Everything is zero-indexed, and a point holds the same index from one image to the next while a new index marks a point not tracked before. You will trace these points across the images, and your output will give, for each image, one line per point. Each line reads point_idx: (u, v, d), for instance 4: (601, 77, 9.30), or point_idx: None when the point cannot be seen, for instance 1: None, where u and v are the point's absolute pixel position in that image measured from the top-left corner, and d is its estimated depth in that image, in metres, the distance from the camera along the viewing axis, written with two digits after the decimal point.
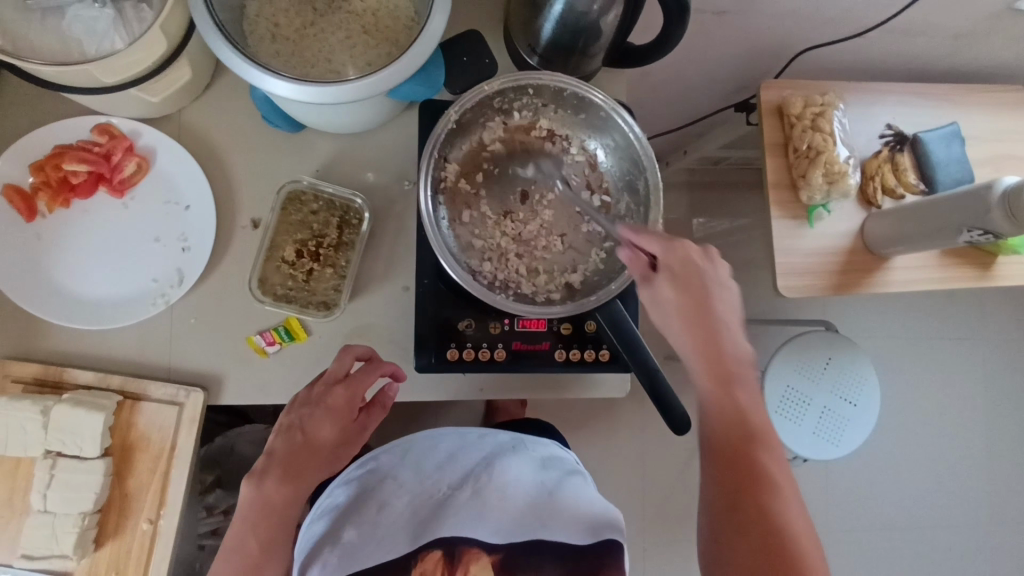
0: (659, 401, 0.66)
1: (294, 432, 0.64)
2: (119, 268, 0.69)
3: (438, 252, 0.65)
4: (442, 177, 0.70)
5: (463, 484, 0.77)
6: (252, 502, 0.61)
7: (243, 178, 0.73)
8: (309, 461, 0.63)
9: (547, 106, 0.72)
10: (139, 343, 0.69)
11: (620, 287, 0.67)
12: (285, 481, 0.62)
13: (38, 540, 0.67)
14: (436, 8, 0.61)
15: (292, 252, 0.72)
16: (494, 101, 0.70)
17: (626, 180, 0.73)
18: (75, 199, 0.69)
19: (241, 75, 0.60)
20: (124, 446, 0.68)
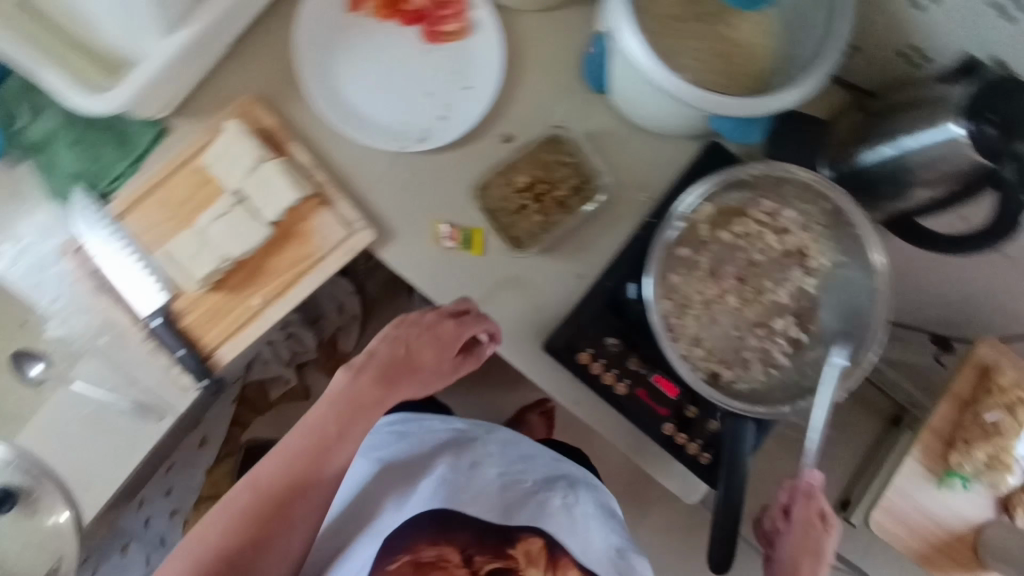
0: (720, 535, 0.65)
1: (399, 346, 0.69)
2: (385, 95, 0.72)
3: (648, 266, 0.68)
4: (692, 209, 0.69)
5: (552, 488, 0.85)
6: (340, 390, 0.69)
7: (524, 97, 0.75)
8: (403, 375, 0.69)
9: (821, 225, 0.69)
10: (356, 161, 0.72)
11: (771, 416, 0.65)
12: (378, 382, 0.69)
13: (182, 251, 0.66)
14: (799, 84, 0.62)
15: (525, 181, 0.73)
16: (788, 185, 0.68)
17: (831, 341, 0.70)
18: (395, 21, 0.72)
19: (607, 13, 0.60)
20: (289, 230, 0.69)
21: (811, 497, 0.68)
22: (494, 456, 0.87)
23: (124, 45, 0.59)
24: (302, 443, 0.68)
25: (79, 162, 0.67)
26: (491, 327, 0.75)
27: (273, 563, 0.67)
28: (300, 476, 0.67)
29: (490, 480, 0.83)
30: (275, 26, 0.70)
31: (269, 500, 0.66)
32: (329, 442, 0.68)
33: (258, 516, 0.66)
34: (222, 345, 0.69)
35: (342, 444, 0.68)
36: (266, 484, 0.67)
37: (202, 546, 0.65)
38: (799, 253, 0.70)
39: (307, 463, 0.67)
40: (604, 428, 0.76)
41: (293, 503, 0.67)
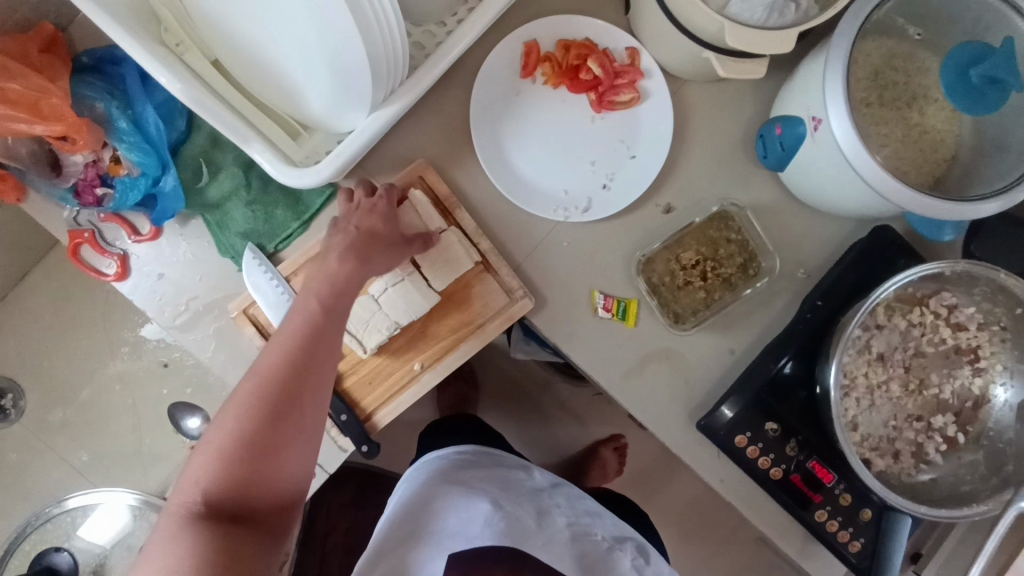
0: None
1: (349, 228, 0.63)
2: (551, 160, 0.72)
3: (836, 352, 0.65)
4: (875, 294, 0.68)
5: (623, 547, 0.84)
6: (324, 276, 0.59)
7: (685, 167, 0.74)
8: (369, 246, 0.62)
9: (1000, 329, 0.68)
10: (516, 226, 0.72)
11: (930, 513, 0.63)
12: (347, 257, 0.60)
13: (354, 316, 0.67)
14: (999, 197, 0.60)
15: (690, 257, 0.72)
16: (980, 285, 0.67)
17: (992, 450, 0.68)
18: (565, 87, 0.72)
19: (822, 97, 0.59)
20: (451, 297, 0.69)
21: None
22: (563, 506, 0.87)
23: (325, 116, 0.61)
24: (297, 325, 0.57)
25: (250, 222, 0.67)
26: (640, 400, 0.73)
27: (296, 453, 0.54)
28: (305, 358, 0.56)
29: (562, 527, 0.82)
30: (450, 89, 0.71)
31: (273, 387, 0.54)
32: (321, 322, 0.57)
33: (270, 403, 0.53)
34: (380, 407, 0.69)
35: (337, 322, 0.58)
36: (267, 372, 0.54)
37: (219, 439, 0.52)
38: (967, 354, 0.69)
39: (309, 340, 0.57)
40: (744, 505, 0.74)
41: (299, 385, 0.55)
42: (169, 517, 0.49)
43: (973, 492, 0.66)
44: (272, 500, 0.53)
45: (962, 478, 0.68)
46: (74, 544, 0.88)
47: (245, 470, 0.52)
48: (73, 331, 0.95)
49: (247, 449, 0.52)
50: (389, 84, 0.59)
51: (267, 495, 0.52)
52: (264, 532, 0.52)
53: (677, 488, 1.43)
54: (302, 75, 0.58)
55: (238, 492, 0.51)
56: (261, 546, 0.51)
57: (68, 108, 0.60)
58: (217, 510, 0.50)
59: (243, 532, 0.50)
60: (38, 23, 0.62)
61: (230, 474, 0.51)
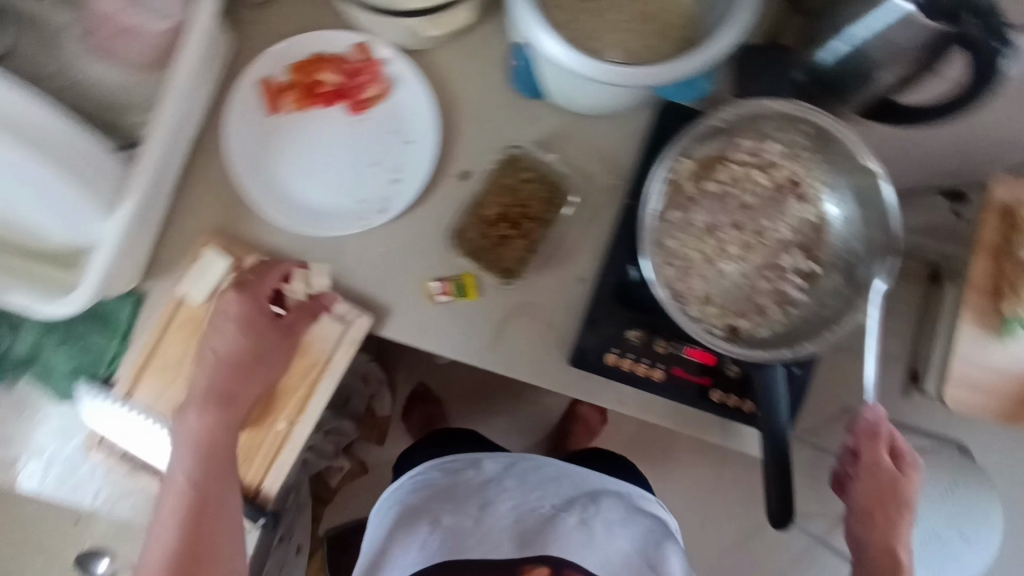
0: (777, 492, 0.62)
1: (210, 358, 0.65)
2: (334, 179, 0.72)
3: (643, 245, 0.65)
4: (675, 170, 0.68)
5: (569, 510, 0.90)
6: (194, 427, 0.63)
7: (465, 129, 0.73)
8: (232, 371, 0.65)
9: (808, 153, 0.68)
10: (329, 254, 0.72)
11: (796, 356, 0.62)
12: (203, 414, 0.64)
13: (197, 407, 0.67)
14: (731, 25, 0.58)
15: (495, 214, 0.72)
16: (765, 120, 0.66)
17: (844, 263, 0.68)
18: (316, 105, 0.72)
19: (518, 21, 0.59)
20: (288, 346, 0.69)
21: (874, 437, 0.64)
22: (511, 488, 0.92)
23: (74, 236, 0.60)
24: (188, 456, 0.63)
25: (73, 358, 0.68)
26: (513, 363, 0.73)
27: (226, 557, 0.63)
28: (205, 481, 0.63)
29: (506, 514, 0.90)
30: (209, 154, 0.70)
31: (190, 513, 0.62)
32: (211, 445, 0.64)
33: (189, 521, 0.62)
34: (267, 476, 0.70)
35: (225, 443, 0.64)
36: (182, 501, 0.62)
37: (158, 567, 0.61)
38: (787, 190, 0.69)
39: (210, 469, 0.63)
40: (652, 415, 0.74)
41: (211, 501, 0.63)
42: None
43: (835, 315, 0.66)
44: None
45: (826, 306, 0.67)
46: None
47: None
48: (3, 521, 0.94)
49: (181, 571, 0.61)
50: (113, 182, 0.58)
51: None
52: None
53: None
54: (29, 210, 0.57)
55: None
56: None
57: None
58: None
59: None
60: None
61: None
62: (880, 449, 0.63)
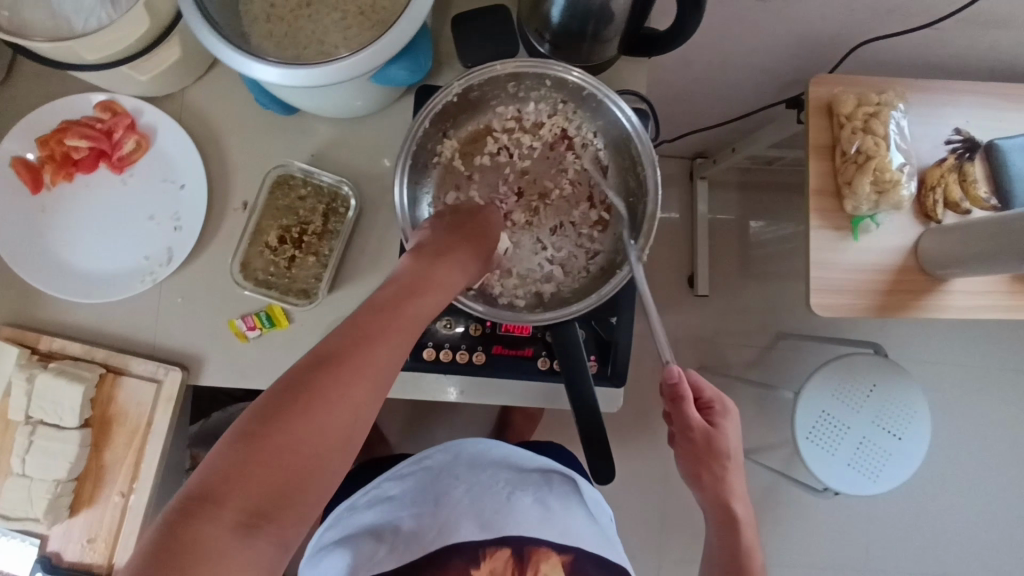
0: (591, 448, 0.61)
1: (359, 328, 0.45)
2: (113, 242, 0.70)
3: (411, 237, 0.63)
4: (437, 152, 0.67)
5: (524, 487, 0.81)
6: (235, 466, 0.38)
7: (237, 160, 0.72)
8: (352, 357, 0.43)
9: (567, 103, 0.67)
10: (128, 318, 0.70)
11: (586, 305, 0.61)
12: (296, 404, 0.40)
13: (15, 501, 0.67)
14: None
15: (276, 237, 0.71)
16: (508, 83, 0.65)
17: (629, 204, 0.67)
18: (78, 174, 0.70)
19: (211, 51, 0.56)
20: (103, 419, 0.69)
21: (679, 398, 0.60)
22: (463, 477, 0.83)
23: None
24: (227, 519, 0.36)
25: None
26: None
27: None
28: (254, 549, 0.37)
29: (460, 495, 0.81)
30: None
31: None
32: (267, 497, 0.38)
33: None
34: (115, 553, 0.69)
35: (300, 474, 0.39)
36: None
37: None
38: (558, 145, 0.69)
39: (266, 514, 0.38)
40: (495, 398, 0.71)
41: (310, 452, 0.40)
42: None
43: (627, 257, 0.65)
44: None
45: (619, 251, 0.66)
46: None
47: None
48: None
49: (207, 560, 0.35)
50: None
51: None
52: None
53: None
54: None
55: None
56: None
57: None
58: None
59: None
60: None
61: None
62: (687, 415, 0.61)
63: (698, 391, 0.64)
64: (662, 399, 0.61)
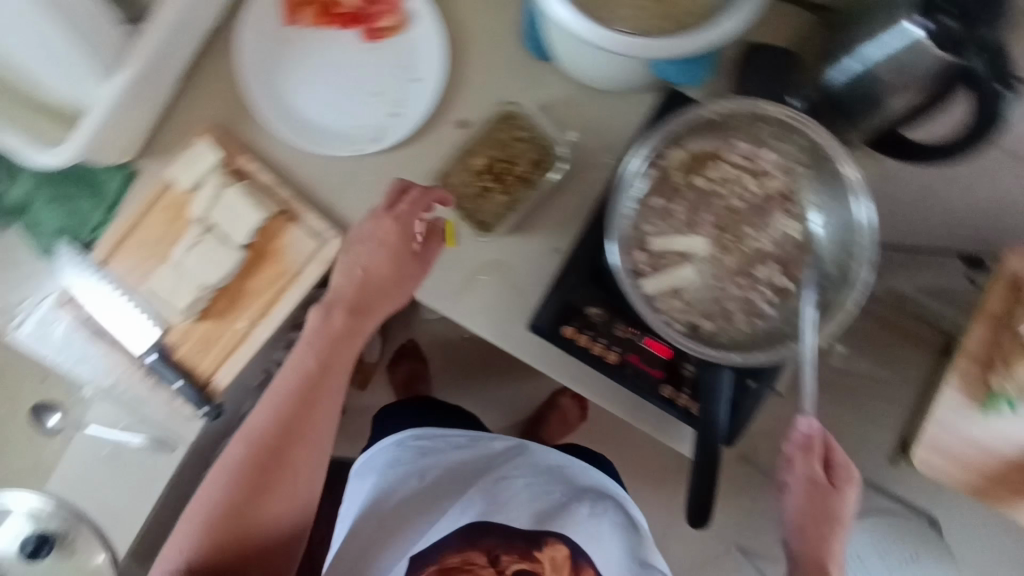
0: (696, 486, 0.61)
1: (350, 283, 0.69)
2: (336, 100, 0.73)
3: (614, 226, 0.65)
4: (664, 158, 0.67)
5: (575, 501, 0.95)
6: (276, 394, 0.69)
7: (474, 79, 0.74)
8: (338, 347, 0.70)
9: (804, 165, 0.67)
10: (320, 172, 0.73)
11: (745, 361, 0.63)
12: (321, 339, 0.69)
13: (165, 285, 0.70)
14: (736, 10, 0.57)
15: (482, 163, 0.73)
16: (763, 124, 0.65)
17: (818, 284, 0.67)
18: (333, 26, 0.73)
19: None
20: (262, 250, 0.71)
21: (808, 450, 0.60)
22: (521, 473, 0.97)
23: (71, 94, 0.62)
24: (262, 437, 0.68)
25: (60, 219, 0.71)
26: (475, 316, 0.74)
27: (277, 509, 0.69)
28: (278, 438, 0.68)
29: (518, 489, 0.95)
30: (220, 48, 0.72)
31: (253, 468, 0.67)
32: (287, 424, 0.69)
33: (252, 476, 0.68)
34: (216, 372, 0.72)
35: (308, 411, 0.69)
36: (236, 461, 0.68)
37: (189, 528, 0.67)
38: (774, 202, 0.68)
39: (287, 421, 0.69)
40: (604, 400, 0.74)
41: (288, 422, 0.69)
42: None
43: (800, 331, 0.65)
44: (271, 532, 0.69)
45: (790, 321, 0.66)
46: None
47: (234, 543, 0.67)
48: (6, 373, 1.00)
49: (234, 517, 0.67)
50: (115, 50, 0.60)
51: (258, 556, 0.69)
52: None
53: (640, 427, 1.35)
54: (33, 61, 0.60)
55: (236, 541, 0.67)
56: None
57: None
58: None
59: None
60: None
61: (218, 542, 0.67)
62: (811, 462, 0.60)
63: (829, 451, 0.62)
64: (789, 442, 0.61)
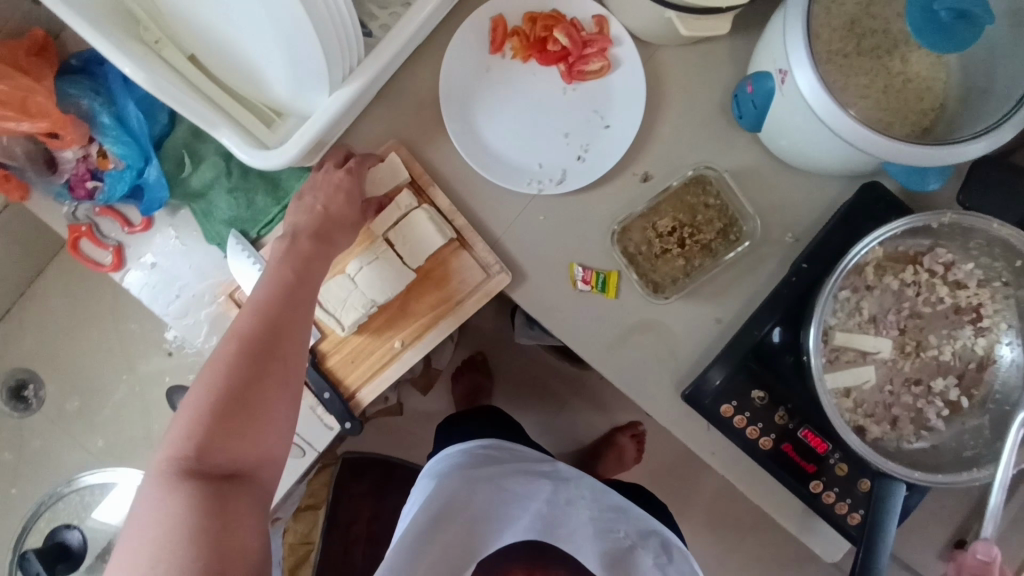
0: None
1: (316, 208, 0.65)
2: (525, 135, 0.72)
3: (817, 314, 0.64)
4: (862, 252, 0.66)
5: (646, 545, 0.79)
6: (278, 273, 0.61)
7: (664, 134, 0.72)
8: (320, 261, 0.63)
9: (1004, 284, 0.65)
10: (495, 202, 0.72)
11: (928, 479, 0.60)
12: (313, 239, 0.63)
13: (332, 296, 0.68)
14: (986, 135, 0.57)
15: (667, 225, 0.72)
16: (976, 237, 0.63)
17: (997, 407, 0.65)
18: (534, 60, 0.72)
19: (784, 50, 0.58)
20: (427, 274, 0.70)
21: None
22: (586, 499, 0.83)
23: (289, 97, 0.63)
24: (261, 306, 0.57)
25: (234, 208, 0.70)
26: (623, 373, 0.72)
27: (282, 410, 0.55)
28: (282, 316, 0.58)
29: (586, 520, 0.79)
30: (420, 65, 0.72)
31: (257, 339, 0.56)
32: (294, 292, 0.60)
33: (255, 357, 0.55)
34: (361, 387, 0.71)
35: (310, 288, 0.61)
36: (246, 329, 0.56)
37: (183, 421, 0.51)
38: (963, 314, 0.66)
39: (287, 303, 0.59)
40: (740, 482, 0.72)
41: (296, 298, 0.60)
42: (151, 481, 0.48)
43: (975, 454, 0.63)
44: (271, 430, 0.54)
45: (961, 440, 0.65)
46: (84, 522, 0.87)
47: (233, 434, 0.52)
48: (82, 325, 0.94)
49: (233, 403, 0.52)
50: (347, 63, 0.61)
51: (256, 452, 0.53)
52: (253, 494, 0.51)
53: (703, 482, 1.32)
54: (263, 58, 0.60)
55: (229, 441, 0.51)
56: (255, 506, 0.51)
57: (52, 105, 0.63)
58: (214, 470, 0.50)
59: (237, 489, 0.50)
60: (31, 29, 0.66)
61: (213, 433, 0.51)
62: None
63: None
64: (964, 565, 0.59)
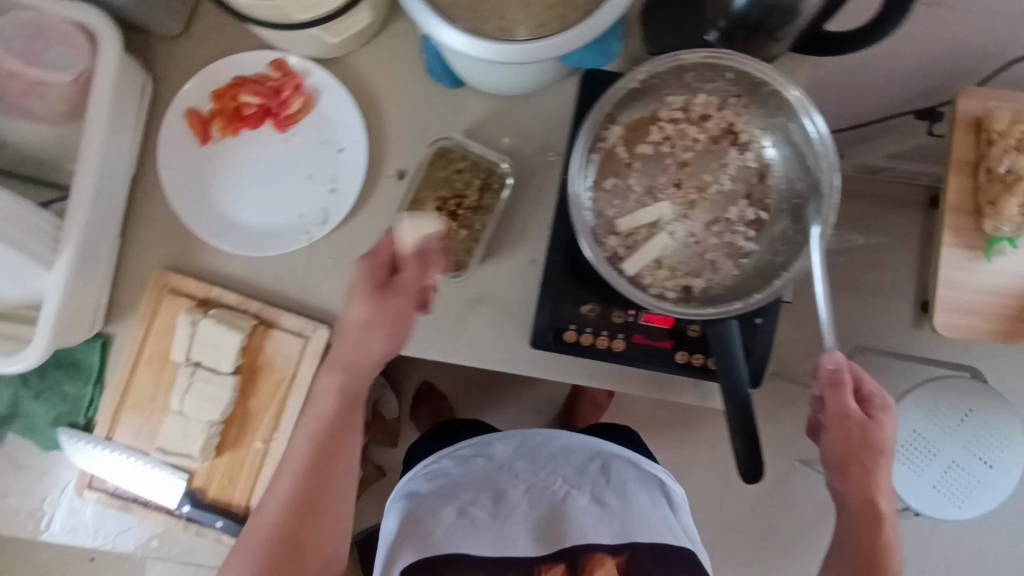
0: (743, 440, 0.61)
1: (362, 330, 0.64)
2: (272, 199, 0.72)
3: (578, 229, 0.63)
4: (603, 137, 0.67)
5: (581, 484, 0.83)
6: (305, 437, 0.65)
7: (396, 129, 0.73)
8: (346, 408, 0.66)
9: (738, 97, 0.67)
10: (280, 271, 0.72)
11: (745, 306, 0.62)
12: (333, 392, 0.65)
13: (174, 436, 0.70)
14: None
15: (433, 209, 0.72)
16: (686, 73, 0.65)
17: (791, 203, 0.67)
18: (244, 129, 0.72)
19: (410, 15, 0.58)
20: (252, 367, 0.71)
21: (838, 385, 0.62)
22: (522, 469, 0.85)
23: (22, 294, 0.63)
24: (294, 471, 0.64)
25: (52, 409, 0.72)
26: (477, 352, 0.73)
27: (332, 535, 0.67)
28: (315, 472, 0.65)
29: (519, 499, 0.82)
30: (149, 190, 0.72)
31: (296, 497, 0.64)
32: (331, 449, 0.65)
33: (297, 512, 0.64)
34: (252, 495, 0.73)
35: (346, 441, 0.66)
36: (282, 496, 0.64)
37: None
38: (721, 140, 0.68)
39: (316, 464, 0.65)
40: (624, 385, 0.74)
41: (332, 456, 0.65)
42: None
43: (787, 258, 0.65)
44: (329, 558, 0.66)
45: (773, 251, 0.66)
46: None
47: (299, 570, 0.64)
48: None
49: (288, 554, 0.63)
50: (50, 237, 0.61)
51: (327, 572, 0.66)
52: None
53: None
54: None
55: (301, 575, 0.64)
56: None
57: None
58: None
59: None
60: None
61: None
62: (846, 397, 0.62)
63: (859, 382, 0.64)
64: (818, 381, 0.62)
